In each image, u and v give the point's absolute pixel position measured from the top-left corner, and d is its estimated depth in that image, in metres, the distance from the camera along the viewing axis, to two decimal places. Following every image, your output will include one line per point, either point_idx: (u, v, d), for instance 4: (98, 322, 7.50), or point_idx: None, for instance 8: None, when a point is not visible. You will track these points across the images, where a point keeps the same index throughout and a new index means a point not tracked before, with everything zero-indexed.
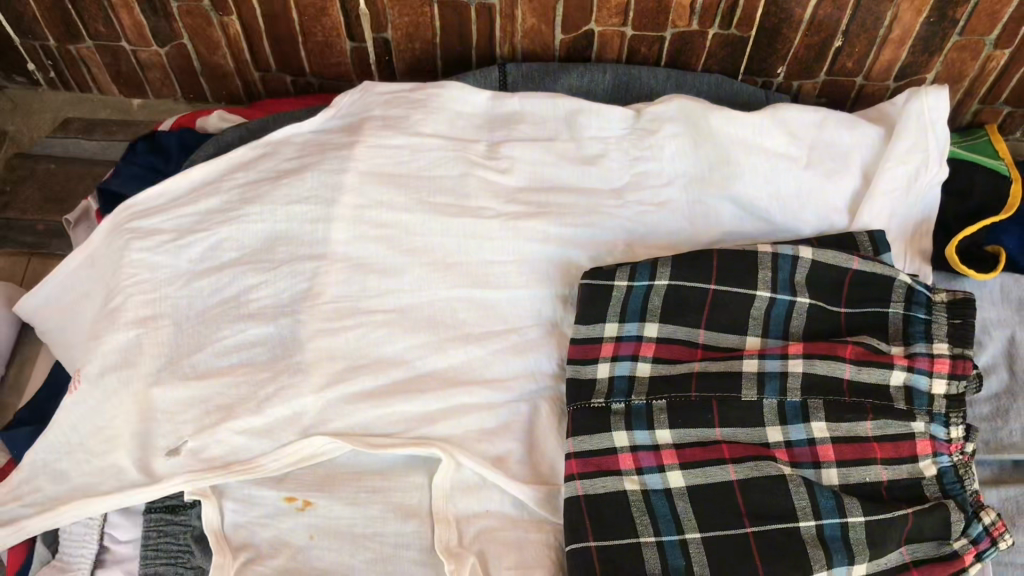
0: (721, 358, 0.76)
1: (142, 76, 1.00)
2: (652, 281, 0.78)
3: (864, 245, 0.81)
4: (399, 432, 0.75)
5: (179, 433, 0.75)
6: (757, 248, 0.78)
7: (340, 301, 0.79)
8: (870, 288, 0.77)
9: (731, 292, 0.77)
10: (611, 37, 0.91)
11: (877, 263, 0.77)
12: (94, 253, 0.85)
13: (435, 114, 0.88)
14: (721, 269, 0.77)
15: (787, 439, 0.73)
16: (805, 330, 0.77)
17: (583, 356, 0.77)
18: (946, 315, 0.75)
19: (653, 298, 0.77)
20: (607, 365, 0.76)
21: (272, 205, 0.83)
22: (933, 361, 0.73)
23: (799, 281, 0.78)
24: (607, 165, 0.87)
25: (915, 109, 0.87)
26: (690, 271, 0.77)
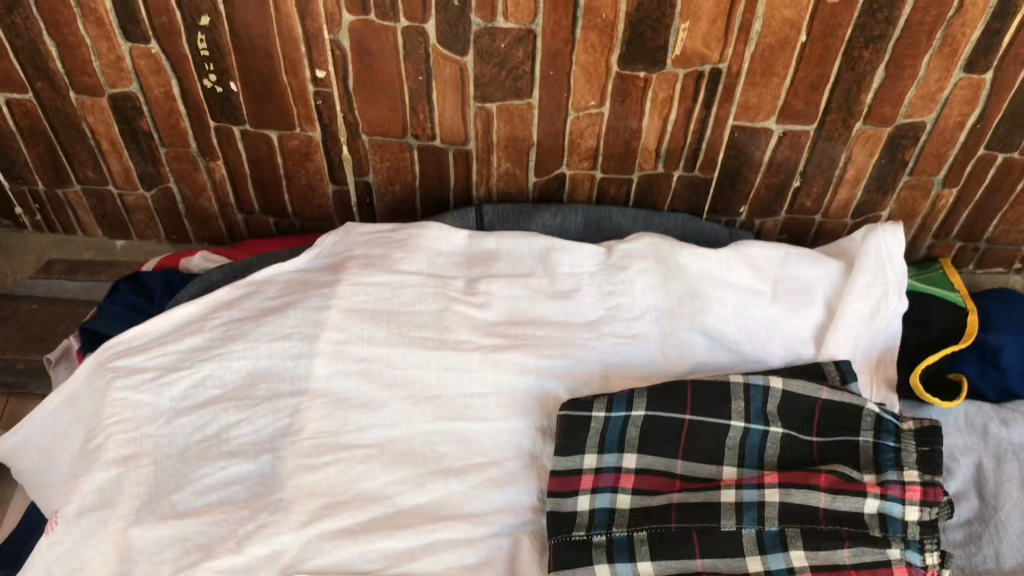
0: (700, 489, 0.77)
1: (127, 218, 1.03)
2: (629, 412, 0.80)
3: (832, 374, 0.83)
4: (379, 569, 0.74)
5: (157, 574, 0.74)
6: (729, 378, 0.81)
7: (321, 436, 0.80)
8: (840, 417, 0.79)
9: (705, 422, 0.79)
10: (582, 179, 0.96)
11: (845, 392, 0.80)
12: (75, 391, 0.85)
13: (414, 254, 0.92)
14: (694, 399, 0.80)
15: (766, 568, 0.73)
16: (780, 459, 0.79)
17: (563, 487, 0.78)
18: (915, 444, 0.76)
19: (630, 428, 0.80)
20: (587, 497, 0.77)
21: (255, 341, 0.85)
22: (904, 489, 0.74)
23: (771, 410, 0.80)
24: (581, 300, 0.90)
25: (874, 242, 0.91)
26: (665, 402, 0.79)
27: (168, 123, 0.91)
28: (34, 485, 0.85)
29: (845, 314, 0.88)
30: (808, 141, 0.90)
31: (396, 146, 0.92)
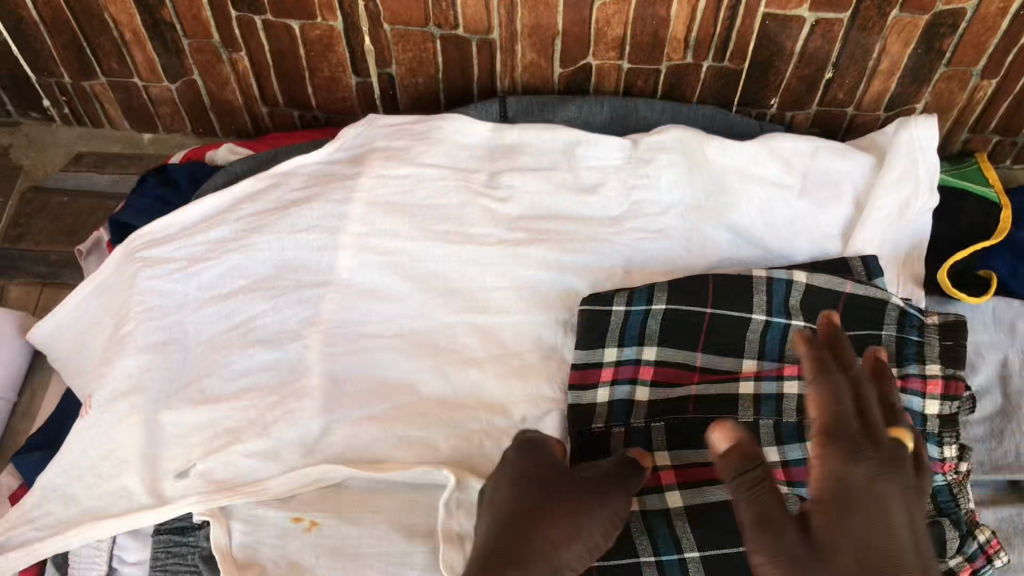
0: (718, 383, 0.79)
1: (153, 111, 1.03)
2: (650, 305, 0.78)
3: (858, 268, 0.82)
4: (402, 455, 0.77)
5: (188, 455, 0.78)
6: (753, 273, 0.79)
7: (344, 326, 0.82)
8: (866, 310, 0.78)
9: (726, 317, 0.78)
10: (608, 71, 0.94)
11: (870, 287, 0.78)
12: (105, 282, 0.87)
13: (434, 146, 0.90)
14: (717, 293, 0.78)
15: (783, 460, 0.76)
16: (801, 352, 0.79)
17: (583, 381, 0.78)
18: (939, 337, 0.76)
19: (650, 322, 0.78)
20: (607, 389, 0.78)
21: (279, 234, 0.85)
22: (924, 382, 0.75)
23: (793, 305, 0.79)
24: (605, 194, 0.89)
25: (906, 137, 0.89)
26: (685, 298, 0.78)
27: (190, 16, 0.90)
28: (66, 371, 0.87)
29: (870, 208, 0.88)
30: (841, 31, 0.87)
31: (418, 37, 0.91)
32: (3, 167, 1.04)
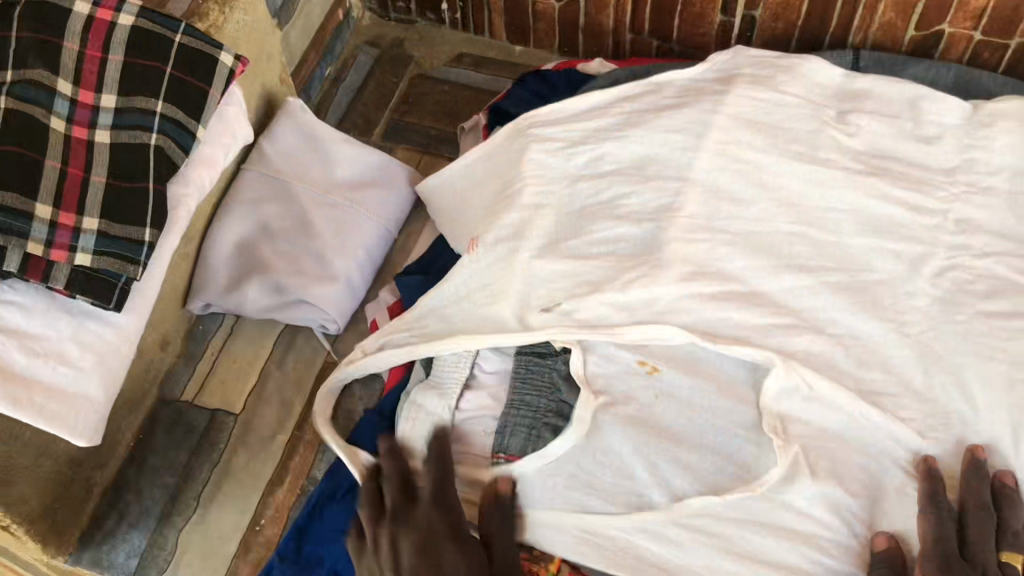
0: (202, 80, 0.84)
1: (531, 25, 1.19)
2: (174, 108, 0.82)
3: (184, 118, 0.83)
4: (737, 335, 0.90)
5: (553, 296, 0.92)
6: (224, 63, 0.86)
7: (697, 219, 0.94)
8: (157, 163, 0.81)
9: (180, 91, 0.83)
10: (960, 39, 1.02)
11: (178, 111, 0.82)
12: (494, 149, 1.03)
13: (794, 79, 1.02)
14: (191, 89, 0.84)
15: (114, 169, 0.80)
16: (169, 133, 0.82)
17: (168, 48, 0.82)
18: (168, 152, 0.82)
19: (166, 115, 0.82)
20: (183, 44, 0.83)
21: (650, 131, 0.99)
22: (157, 151, 0.81)
23: (168, 135, 0.82)
24: (941, 146, 0.99)
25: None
26: (195, 91, 0.84)
27: None
28: (444, 223, 1.05)
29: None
30: None
31: None
32: (397, 56, 1.23)
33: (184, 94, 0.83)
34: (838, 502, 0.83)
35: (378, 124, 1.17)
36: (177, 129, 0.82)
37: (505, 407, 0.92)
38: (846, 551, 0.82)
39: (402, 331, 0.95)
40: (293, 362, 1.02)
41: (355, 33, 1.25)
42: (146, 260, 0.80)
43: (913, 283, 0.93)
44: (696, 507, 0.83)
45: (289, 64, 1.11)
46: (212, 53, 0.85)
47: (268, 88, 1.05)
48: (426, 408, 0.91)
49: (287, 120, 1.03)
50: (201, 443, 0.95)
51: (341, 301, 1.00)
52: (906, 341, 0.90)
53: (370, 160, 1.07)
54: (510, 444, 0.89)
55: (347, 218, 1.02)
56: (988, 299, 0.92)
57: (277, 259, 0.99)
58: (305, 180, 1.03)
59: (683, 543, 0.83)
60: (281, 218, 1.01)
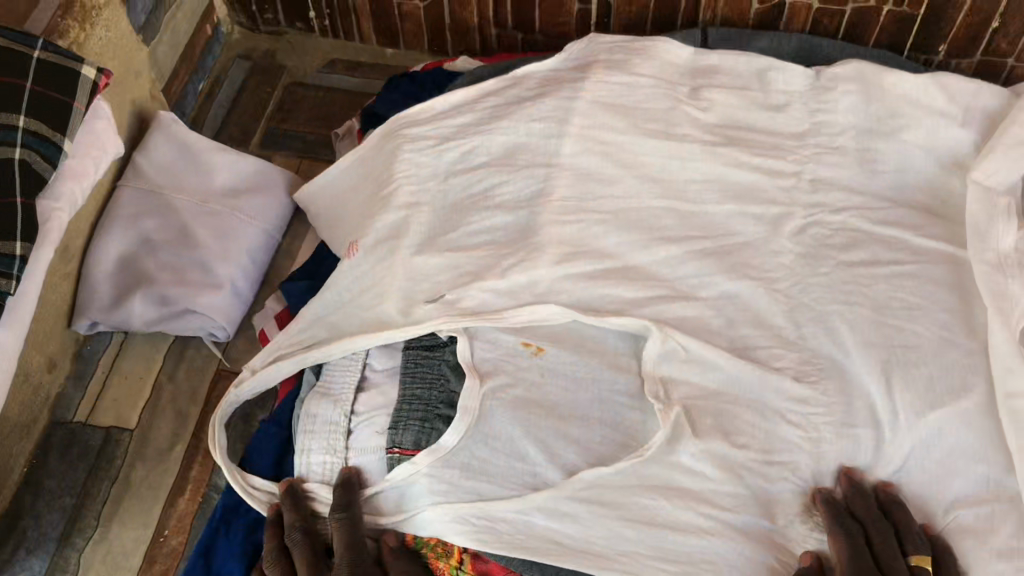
0: (66, 92, 0.85)
1: (399, 28, 1.22)
2: (39, 121, 0.82)
3: (50, 133, 0.83)
4: (615, 308, 0.93)
5: (436, 286, 0.94)
6: (85, 76, 0.87)
7: (568, 200, 0.98)
8: (26, 177, 0.81)
9: (45, 104, 0.83)
10: (799, 9, 1.09)
11: (43, 125, 0.83)
12: (366, 153, 1.06)
13: (649, 61, 1.07)
14: (56, 102, 0.84)
15: None
16: (36, 147, 0.82)
17: (28, 63, 0.83)
18: (35, 166, 0.82)
19: (31, 129, 0.82)
20: (43, 58, 0.84)
21: (516, 122, 1.02)
22: (25, 165, 0.81)
23: (35, 150, 0.82)
24: (790, 113, 1.05)
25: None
26: (59, 103, 0.84)
27: None
28: (323, 229, 1.06)
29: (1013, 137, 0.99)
30: None
31: None
32: (269, 66, 1.25)
33: (49, 106, 0.83)
34: (723, 457, 0.86)
35: (254, 133, 1.18)
36: (42, 143, 0.82)
37: (396, 402, 0.91)
38: (734, 502, 0.85)
39: (291, 341, 0.96)
40: (185, 372, 1.02)
41: (226, 48, 1.26)
42: (20, 274, 0.79)
43: (776, 242, 0.98)
44: (589, 479, 0.84)
45: (160, 81, 1.11)
46: (73, 66, 0.86)
47: (139, 105, 1.06)
48: (321, 417, 0.92)
49: (160, 133, 1.04)
50: (97, 462, 0.95)
51: (230, 309, 1.01)
52: (774, 296, 0.95)
53: (247, 167, 1.08)
54: (403, 438, 0.88)
55: (228, 224, 1.04)
56: (844, 250, 0.98)
57: (161, 271, 1.00)
58: (183, 192, 1.04)
59: (580, 516, 0.84)
60: (161, 230, 1.01)
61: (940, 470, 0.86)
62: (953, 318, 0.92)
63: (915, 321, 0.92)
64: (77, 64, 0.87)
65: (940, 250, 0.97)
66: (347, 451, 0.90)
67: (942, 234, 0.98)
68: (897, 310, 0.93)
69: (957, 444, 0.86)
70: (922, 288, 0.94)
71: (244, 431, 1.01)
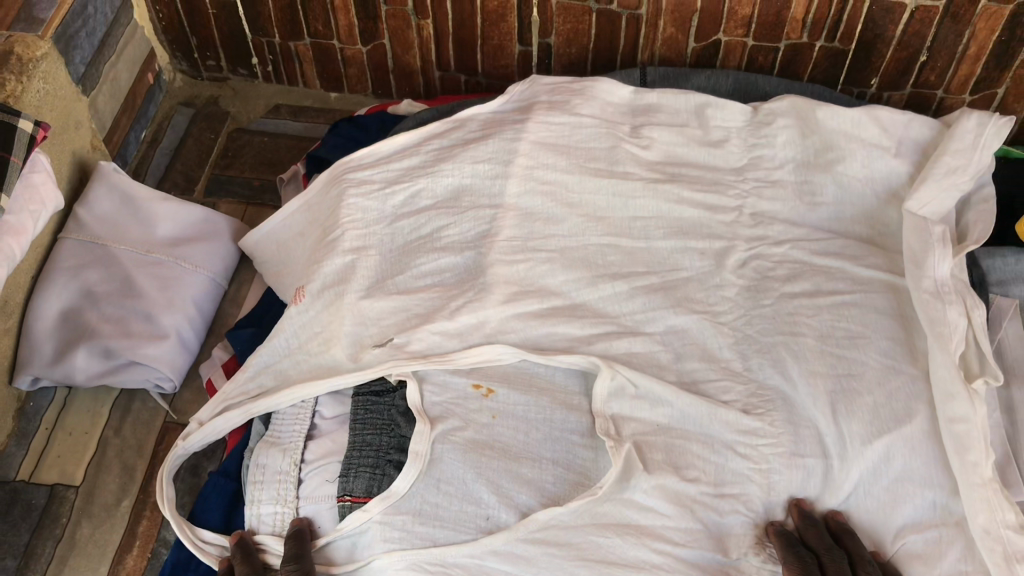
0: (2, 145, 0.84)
1: (342, 72, 1.22)
2: None
3: None
4: (563, 347, 0.93)
5: (385, 330, 0.94)
6: (22, 130, 0.87)
7: (514, 240, 0.98)
8: None
9: None
10: (735, 46, 1.11)
11: None
12: (311, 199, 1.06)
13: (590, 100, 1.08)
14: None
15: None
16: None
17: None
18: None
19: None
20: None
21: (460, 163, 1.03)
22: None
23: None
24: (729, 149, 1.07)
25: (959, 120, 1.05)
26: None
27: None
28: (269, 275, 1.06)
29: (944, 167, 1.02)
30: (936, 19, 1.03)
31: (578, 10, 1.09)
32: (213, 112, 1.24)
33: None
34: (675, 491, 0.87)
35: (198, 179, 1.17)
36: None
37: (347, 450, 0.90)
38: (686, 537, 0.85)
39: (239, 390, 0.95)
40: (131, 426, 1.00)
41: (168, 96, 1.25)
42: None
43: (720, 275, 1.00)
44: (544, 520, 0.84)
45: (101, 131, 1.10)
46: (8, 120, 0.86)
47: (79, 155, 1.05)
48: (270, 467, 0.90)
49: (101, 185, 1.03)
50: (41, 522, 0.93)
51: (175, 359, 0.99)
52: (719, 329, 0.97)
53: (191, 216, 1.07)
54: (354, 486, 0.87)
55: (172, 273, 1.02)
56: (787, 282, 0.99)
57: (103, 323, 0.98)
58: (125, 244, 1.02)
59: (534, 558, 0.83)
60: (104, 282, 1.00)
61: (888, 496, 0.87)
62: (894, 345, 0.94)
63: (859, 349, 0.94)
64: (13, 119, 0.86)
65: (879, 278, 0.99)
66: (297, 500, 0.89)
67: (880, 263, 1.00)
68: (840, 339, 0.95)
69: (903, 469, 0.88)
70: (863, 316, 0.96)
71: (192, 484, 1.00)
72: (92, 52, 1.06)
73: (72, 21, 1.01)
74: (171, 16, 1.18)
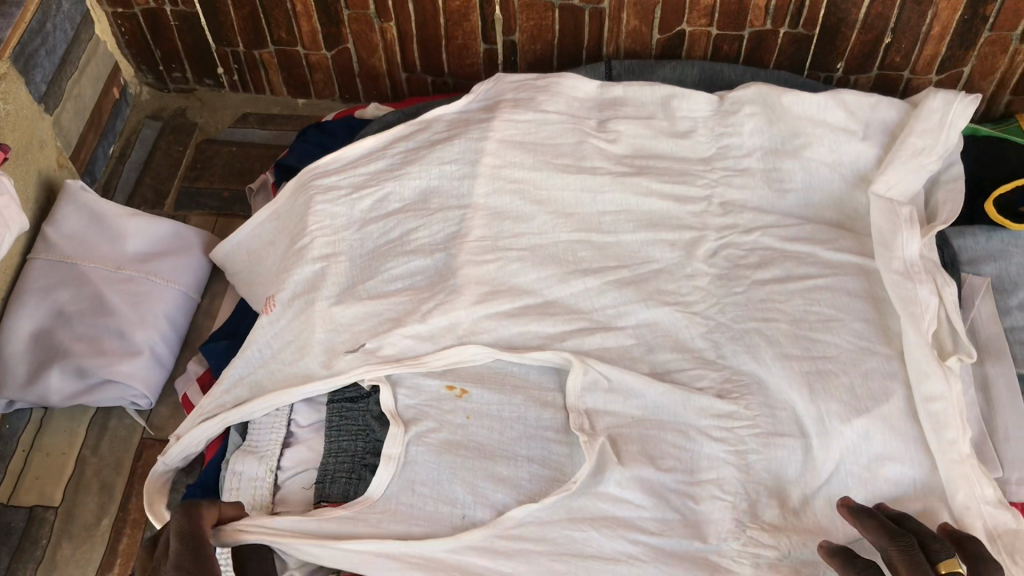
0: None
1: (309, 78, 1.22)
2: None
3: None
4: (535, 345, 0.93)
5: (357, 336, 0.94)
6: None
7: (483, 239, 0.98)
8: None
9: None
10: (699, 36, 1.11)
11: None
12: (281, 210, 1.05)
13: (555, 97, 1.08)
14: None
15: None
16: None
17: None
18: None
19: None
20: None
21: (427, 165, 1.03)
22: None
23: None
24: (696, 139, 1.07)
25: (924, 100, 1.05)
26: None
27: None
28: (241, 284, 1.05)
29: (910, 148, 1.02)
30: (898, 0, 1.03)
31: (540, 7, 1.09)
32: (182, 124, 1.24)
33: None
34: (650, 482, 0.87)
35: (168, 192, 1.17)
36: None
37: (323, 455, 0.90)
38: (663, 527, 0.85)
39: (214, 401, 0.94)
40: (108, 444, 1.00)
41: (135, 110, 1.25)
42: None
43: (690, 266, 1.00)
44: (519, 517, 0.84)
45: (67, 148, 1.10)
46: None
47: (45, 174, 1.04)
48: (247, 474, 0.90)
49: (69, 203, 1.03)
50: (20, 544, 0.92)
51: (150, 375, 0.99)
52: (692, 319, 0.96)
53: (160, 230, 1.07)
54: (330, 491, 0.88)
55: (143, 289, 1.02)
56: (758, 269, 0.99)
57: (76, 341, 0.98)
58: (95, 261, 1.02)
59: (511, 553, 0.82)
60: (75, 300, 1.00)
61: None
62: (868, 326, 0.94)
63: (832, 332, 0.93)
64: None
65: (850, 262, 0.99)
66: (273, 506, 0.89)
67: (850, 246, 1.00)
68: (813, 324, 0.95)
69: (882, 449, 0.86)
70: (835, 300, 0.96)
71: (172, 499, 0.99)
72: (53, 69, 1.05)
73: (31, 39, 1.00)
74: (133, 30, 1.17)
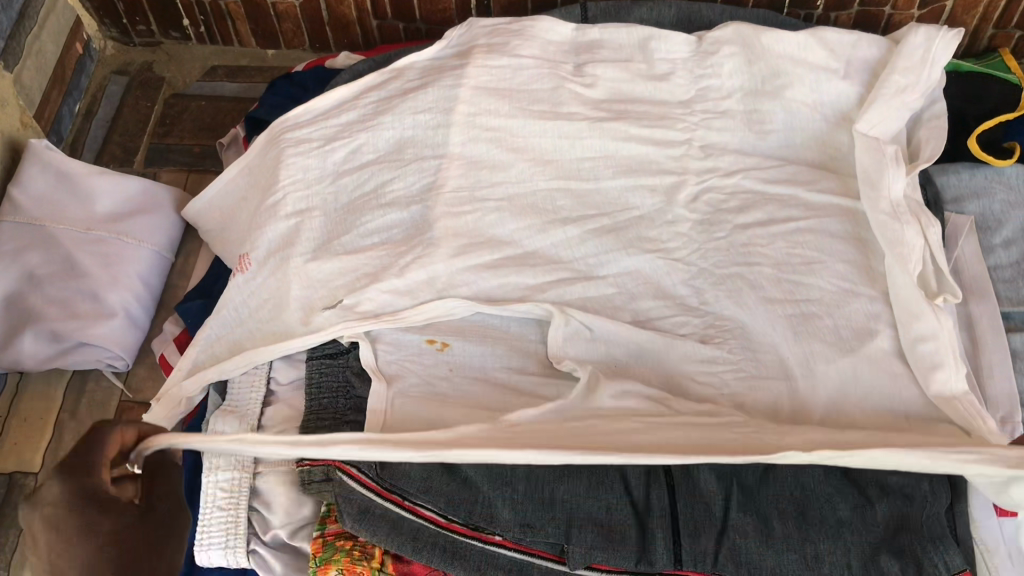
0: None
1: (277, 27, 1.19)
2: None
3: None
4: (515, 296, 0.92)
5: (335, 292, 0.92)
6: None
7: (460, 190, 0.96)
8: None
9: None
10: None
11: None
12: (251, 161, 1.03)
13: (530, 41, 1.05)
14: None
15: None
16: None
17: None
18: None
19: None
20: None
21: (401, 115, 1.00)
22: None
23: None
24: (676, 82, 1.05)
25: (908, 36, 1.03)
26: None
27: None
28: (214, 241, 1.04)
29: (893, 86, 1.01)
30: None
31: None
32: (148, 79, 1.20)
33: None
34: None
35: (137, 150, 1.15)
36: None
37: (304, 415, 0.89)
38: (648, 474, 0.84)
39: (192, 364, 0.93)
40: (86, 408, 0.99)
41: (100, 65, 1.21)
42: None
43: (671, 211, 0.98)
44: (501, 471, 0.84)
45: (30, 108, 1.07)
46: None
47: (7, 135, 1.02)
48: (227, 435, 0.90)
49: (34, 164, 1.01)
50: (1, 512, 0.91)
51: (125, 337, 0.98)
52: (674, 266, 0.95)
53: (129, 188, 1.05)
54: (313, 450, 0.86)
55: (115, 249, 1.00)
56: (740, 214, 0.98)
57: (48, 305, 0.96)
58: (65, 222, 1.00)
59: (495, 508, 0.82)
60: (46, 263, 0.97)
61: None
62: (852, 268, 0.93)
63: (815, 275, 0.92)
64: None
65: (833, 204, 0.97)
66: (255, 467, 0.89)
67: (832, 188, 0.98)
68: (796, 267, 0.93)
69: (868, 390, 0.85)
70: (818, 243, 0.95)
71: None
72: (11, 24, 1.02)
73: None
74: None
